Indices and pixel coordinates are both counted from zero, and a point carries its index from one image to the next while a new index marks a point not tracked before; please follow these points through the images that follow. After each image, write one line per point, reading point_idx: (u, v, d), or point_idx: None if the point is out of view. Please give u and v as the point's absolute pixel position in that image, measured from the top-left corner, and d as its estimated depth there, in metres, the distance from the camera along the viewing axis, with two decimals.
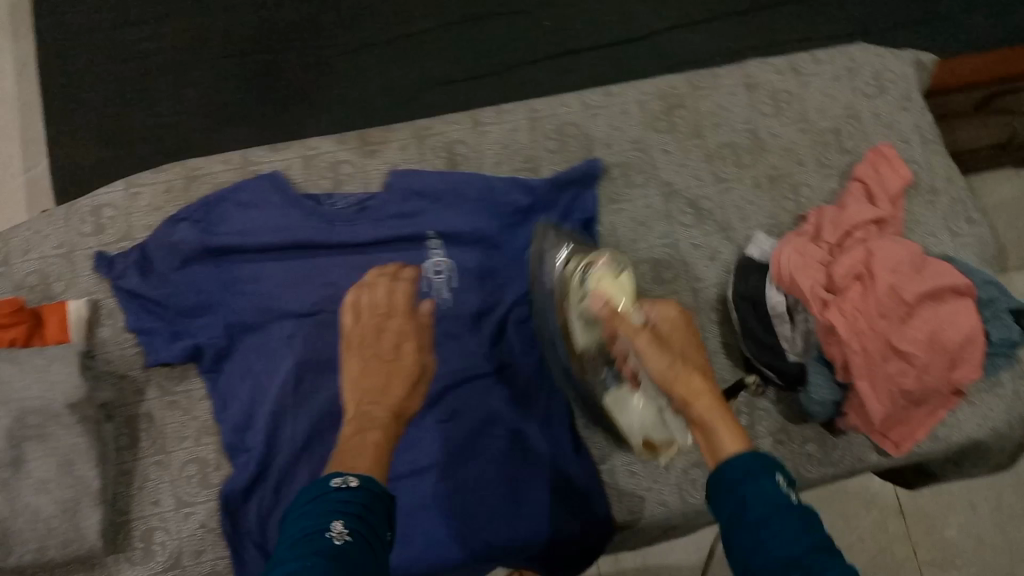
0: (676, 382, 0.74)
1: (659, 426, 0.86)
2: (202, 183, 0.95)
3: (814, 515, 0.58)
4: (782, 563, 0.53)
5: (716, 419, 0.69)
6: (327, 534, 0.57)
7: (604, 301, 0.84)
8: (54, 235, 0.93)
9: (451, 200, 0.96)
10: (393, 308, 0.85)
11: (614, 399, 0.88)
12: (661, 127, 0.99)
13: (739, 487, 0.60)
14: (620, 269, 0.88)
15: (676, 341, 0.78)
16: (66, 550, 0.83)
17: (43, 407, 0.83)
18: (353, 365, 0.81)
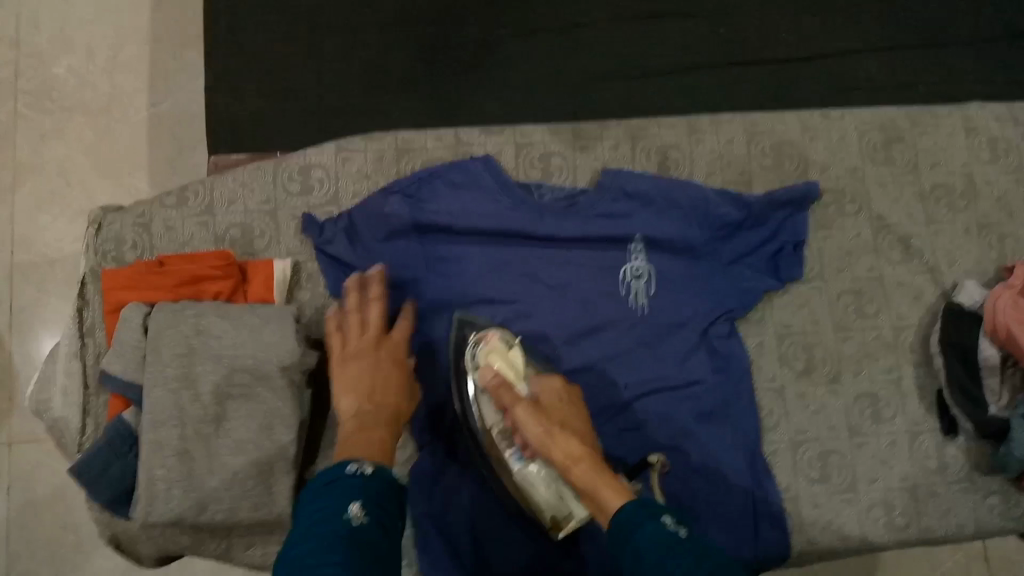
0: (552, 446, 0.71)
1: (559, 502, 0.80)
2: (414, 157, 0.94)
3: (712, 549, 0.55)
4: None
5: (596, 479, 0.66)
6: (347, 515, 0.58)
7: (493, 371, 0.82)
8: (260, 190, 0.91)
9: (662, 206, 0.93)
10: (368, 337, 0.81)
11: (518, 473, 0.81)
12: (879, 159, 0.99)
13: (635, 537, 0.58)
14: (515, 344, 0.85)
15: (556, 410, 0.77)
16: (256, 513, 0.80)
17: (257, 367, 0.81)
18: (347, 386, 0.76)
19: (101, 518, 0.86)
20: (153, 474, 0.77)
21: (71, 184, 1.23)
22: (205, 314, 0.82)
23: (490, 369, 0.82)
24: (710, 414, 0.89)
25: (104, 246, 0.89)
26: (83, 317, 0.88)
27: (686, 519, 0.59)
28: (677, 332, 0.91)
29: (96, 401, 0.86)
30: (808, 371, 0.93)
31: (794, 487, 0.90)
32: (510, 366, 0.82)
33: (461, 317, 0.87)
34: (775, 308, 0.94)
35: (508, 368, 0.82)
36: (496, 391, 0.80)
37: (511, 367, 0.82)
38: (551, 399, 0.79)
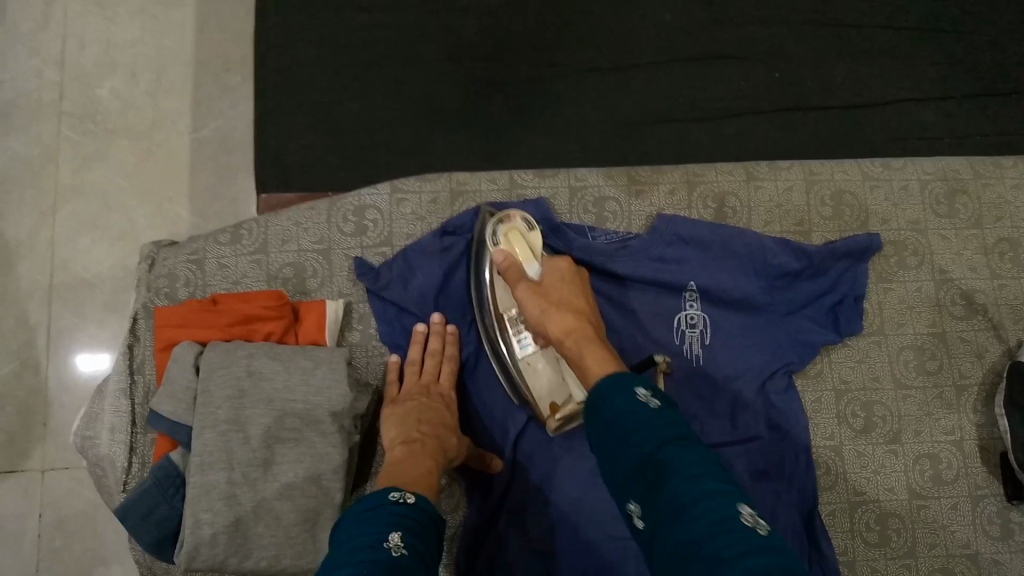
0: (549, 321, 0.77)
1: (559, 386, 0.82)
2: (468, 198, 0.94)
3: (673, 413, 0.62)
4: (641, 458, 0.58)
5: (584, 348, 0.73)
6: (385, 544, 0.55)
7: (506, 253, 0.82)
8: (314, 229, 0.91)
9: (718, 253, 0.91)
10: (425, 381, 0.84)
11: (522, 360, 0.83)
12: (942, 211, 0.97)
13: (607, 407, 0.64)
14: (533, 226, 0.85)
15: (555, 289, 0.80)
16: (300, 561, 0.78)
17: (307, 412, 0.79)
18: (397, 421, 0.79)
19: (141, 558, 0.84)
20: (199, 517, 0.75)
21: (111, 208, 1.19)
22: (257, 355, 0.81)
23: (506, 249, 0.83)
24: (763, 471, 0.86)
25: (156, 283, 0.89)
26: (134, 353, 0.88)
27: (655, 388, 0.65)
28: (734, 385, 0.88)
29: (143, 439, 0.86)
30: (867, 429, 0.90)
31: (851, 550, 0.87)
32: (526, 246, 0.82)
33: (483, 211, 0.88)
34: (833, 362, 0.92)
35: (523, 247, 0.82)
36: (506, 272, 0.81)
37: (527, 246, 0.82)
38: (555, 280, 0.81)
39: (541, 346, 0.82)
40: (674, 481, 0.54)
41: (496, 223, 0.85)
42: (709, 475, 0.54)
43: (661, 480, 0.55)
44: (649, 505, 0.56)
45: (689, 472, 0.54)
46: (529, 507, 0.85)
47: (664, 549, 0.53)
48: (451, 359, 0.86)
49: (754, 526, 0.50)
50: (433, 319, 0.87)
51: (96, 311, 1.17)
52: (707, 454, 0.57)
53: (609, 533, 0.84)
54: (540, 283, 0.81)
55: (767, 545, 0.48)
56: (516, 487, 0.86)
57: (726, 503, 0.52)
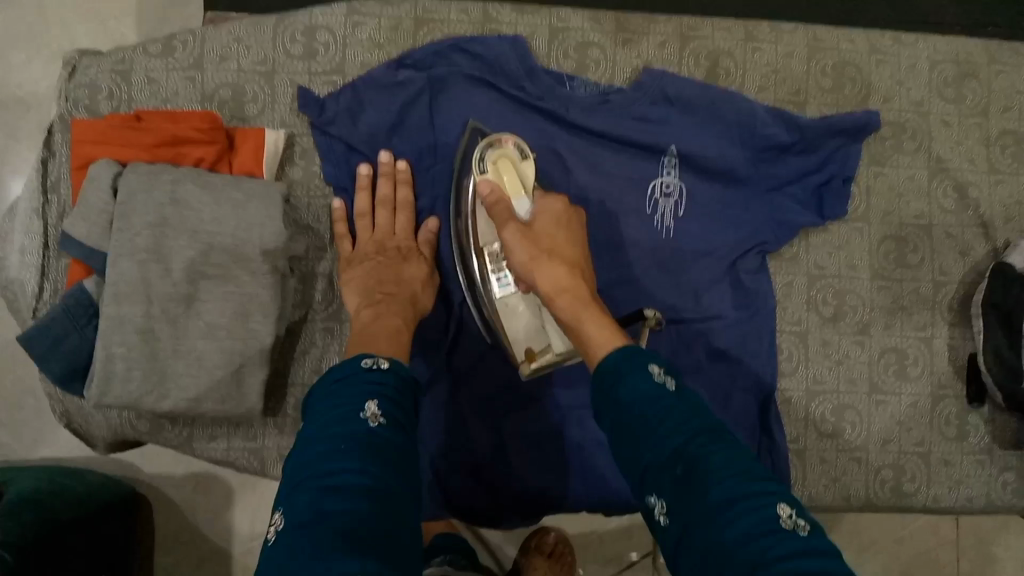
0: (539, 274, 0.67)
1: (538, 333, 0.75)
2: (434, 28, 0.83)
3: (695, 398, 0.55)
4: (666, 457, 0.51)
5: (582, 313, 0.63)
6: (361, 414, 0.53)
7: (493, 184, 0.73)
8: (257, 48, 0.81)
9: (703, 116, 0.83)
10: (376, 239, 0.78)
11: (500, 301, 0.75)
12: (948, 95, 0.89)
13: (619, 388, 0.56)
14: (527, 154, 0.76)
15: (549, 234, 0.70)
16: (223, 407, 0.72)
17: (236, 248, 0.72)
18: (356, 284, 0.75)
19: (51, 392, 0.78)
20: (112, 351, 0.68)
21: (49, 22, 1.04)
22: (183, 180, 0.72)
23: (493, 178, 0.73)
24: (723, 352, 0.82)
25: (75, 93, 0.80)
26: (48, 170, 0.79)
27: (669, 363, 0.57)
28: (703, 261, 0.83)
29: (56, 264, 0.78)
30: (837, 318, 0.86)
31: (803, 440, 0.84)
32: (516, 178, 0.73)
33: (473, 124, 0.78)
34: (811, 246, 0.86)
35: (514, 178, 0.73)
36: (491, 208, 0.72)
37: (516, 177, 0.73)
38: (548, 221, 0.71)
39: (522, 289, 0.74)
40: (707, 486, 0.48)
41: (486, 144, 0.75)
42: (751, 477, 0.48)
43: (695, 483, 0.48)
44: (675, 507, 0.49)
45: (724, 474, 0.48)
46: (474, 371, 0.80)
47: (698, 561, 0.46)
48: (403, 209, 0.79)
49: (804, 536, 0.45)
50: (380, 160, 0.79)
51: (30, 132, 1.02)
52: (742, 450, 0.51)
53: (554, 403, 0.81)
54: (530, 223, 0.71)
55: (820, 565, 0.43)
56: (465, 347, 0.81)
57: (771, 514, 0.46)
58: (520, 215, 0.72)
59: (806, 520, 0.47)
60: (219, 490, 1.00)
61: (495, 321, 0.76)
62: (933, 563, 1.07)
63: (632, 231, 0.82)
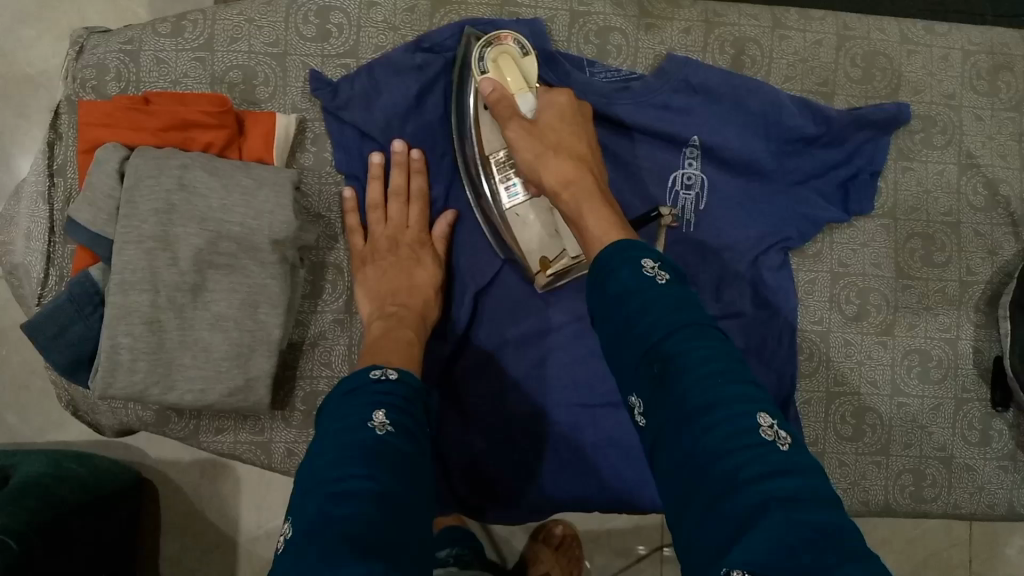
0: (545, 170, 0.68)
1: (551, 241, 0.74)
2: (451, 10, 0.81)
3: (686, 289, 0.54)
4: (649, 352, 0.50)
5: (584, 204, 0.65)
6: (369, 423, 0.52)
7: (496, 83, 0.72)
8: (269, 29, 0.79)
9: (728, 106, 0.80)
10: (390, 236, 0.77)
11: (510, 211, 0.74)
12: (981, 88, 0.86)
13: (609, 280, 0.55)
14: (528, 51, 0.75)
15: (554, 130, 0.70)
16: (230, 399, 0.70)
17: (245, 237, 0.70)
18: (369, 288, 0.75)
19: (57, 380, 0.77)
20: (117, 342, 0.67)
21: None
22: (191, 166, 0.70)
23: (496, 78, 0.73)
24: (742, 350, 0.80)
25: (82, 73, 0.78)
26: (54, 152, 0.77)
27: (663, 257, 0.56)
28: (724, 257, 0.80)
29: (62, 250, 0.76)
30: (859, 317, 0.83)
31: (821, 441, 0.82)
32: (519, 76, 0.72)
33: (468, 33, 0.77)
34: (836, 242, 0.83)
35: (516, 75, 0.73)
36: (494, 106, 0.71)
37: (519, 75, 0.73)
38: (553, 117, 0.71)
39: (531, 194, 0.73)
40: (684, 387, 0.47)
41: (485, 45, 0.74)
42: (732, 382, 0.47)
43: (673, 385, 0.48)
44: (656, 405, 0.49)
45: (703, 375, 0.47)
46: (487, 368, 0.79)
47: (675, 468, 0.47)
48: (417, 202, 0.78)
49: (780, 447, 0.44)
50: (393, 148, 0.77)
51: (41, 112, 1.00)
52: (727, 351, 0.50)
53: (568, 399, 0.79)
54: (536, 121, 0.71)
55: (798, 481, 0.42)
56: (477, 343, 0.79)
57: (748, 423, 0.45)
58: (524, 112, 0.72)
59: (786, 431, 0.46)
60: (227, 477, 0.99)
61: (507, 233, 0.75)
62: (947, 563, 1.05)
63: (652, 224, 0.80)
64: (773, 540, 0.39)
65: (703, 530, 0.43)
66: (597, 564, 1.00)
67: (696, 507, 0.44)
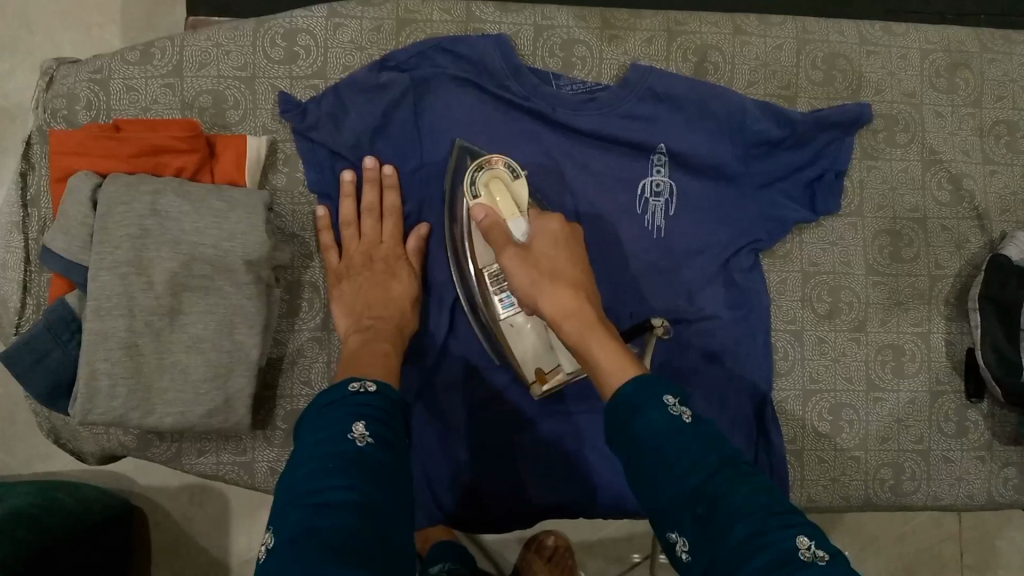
0: (543, 298, 0.65)
1: (547, 353, 0.74)
2: (416, 29, 0.82)
3: (713, 429, 0.52)
4: (687, 497, 0.49)
5: (589, 339, 0.61)
6: (349, 435, 0.53)
7: (487, 208, 0.71)
8: (237, 53, 0.80)
9: (693, 112, 0.81)
10: (364, 252, 0.77)
11: (506, 322, 0.74)
12: (941, 86, 0.88)
13: (631, 427, 0.53)
14: (518, 173, 0.74)
15: (548, 255, 0.68)
16: (210, 422, 0.71)
17: (219, 259, 0.71)
18: (346, 304, 0.76)
19: (37, 409, 0.78)
20: (94, 368, 0.67)
21: (33, 30, 1.02)
22: (163, 191, 0.71)
23: (486, 203, 0.72)
24: (718, 353, 0.80)
25: (53, 103, 0.78)
26: (28, 183, 0.78)
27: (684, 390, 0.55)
28: (695, 261, 0.81)
29: (38, 280, 0.77)
30: (832, 315, 0.84)
31: (800, 439, 0.83)
32: (510, 199, 0.71)
33: (460, 143, 0.77)
34: (805, 243, 0.85)
35: (508, 201, 0.71)
36: (486, 233, 0.70)
37: (511, 200, 0.71)
38: (545, 243, 0.69)
39: (526, 311, 0.72)
40: (731, 528, 0.46)
41: (476, 168, 0.74)
42: (776, 516, 0.46)
43: (717, 523, 0.47)
44: (700, 544, 0.48)
45: (745, 516, 0.46)
46: (465, 381, 0.79)
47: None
48: (390, 216, 0.79)
49: (831, 575, 0.43)
50: (365, 165, 0.77)
51: (16, 144, 1.00)
52: (761, 484, 0.49)
53: (548, 408, 0.80)
54: (528, 246, 0.69)
55: None
56: (455, 357, 0.79)
57: (793, 551, 0.44)
58: (516, 237, 0.69)
59: (825, 548, 0.45)
60: (215, 501, 0.99)
61: (504, 343, 0.75)
62: (935, 557, 1.06)
63: (623, 232, 0.81)
64: None
65: None
66: (590, 574, 1.01)
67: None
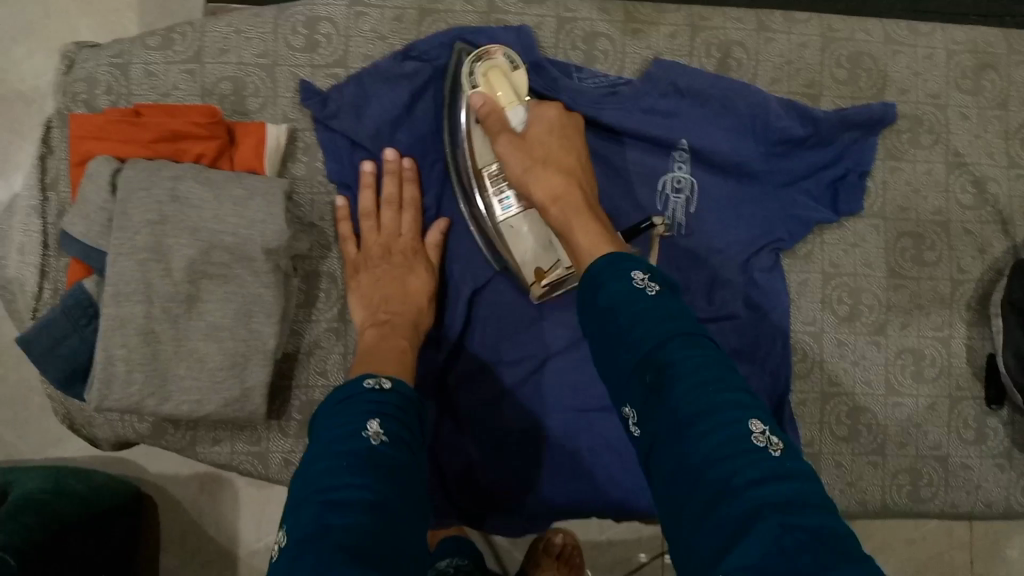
0: (533, 184, 0.70)
1: (545, 252, 0.74)
2: (438, 19, 0.81)
3: (680, 302, 0.55)
4: (640, 363, 0.51)
5: (573, 218, 0.67)
6: (363, 432, 0.52)
7: (485, 97, 0.73)
8: (258, 40, 0.79)
9: (716, 109, 0.81)
10: (382, 245, 0.77)
11: (504, 224, 0.74)
12: (966, 87, 0.87)
13: (602, 290, 0.57)
14: (518, 65, 0.75)
15: (542, 143, 0.73)
16: (225, 410, 0.70)
17: (238, 247, 0.70)
18: (362, 297, 0.75)
19: (52, 394, 0.77)
20: (111, 354, 0.67)
21: (51, 15, 1.02)
22: (184, 177, 0.70)
23: (485, 91, 0.73)
24: (735, 352, 0.80)
25: (74, 88, 0.78)
26: (48, 167, 0.78)
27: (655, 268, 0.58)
28: (716, 259, 0.81)
29: (56, 263, 0.77)
30: (852, 317, 0.84)
31: (818, 442, 0.82)
32: (510, 90, 0.73)
33: (461, 47, 0.77)
34: (826, 244, 0.84)
35: (507, 91, 0.74)
36: (484, 119, 0.72)
37: (509, 88, 0.74)
38: (542, 130, 0.74)
39: (525, 207, 0.74)
40: (674, 397, 0.48)
41: (476, 59, 0.74)
42: (726, 388, 0.48)
43: (663, 395, 0.49)
44: (648, 414, 0.50)
45: (693, 389, 0.48)
46: (480, 377, 0.79)
47: (666, 478, 0.47)
48: (409, 210, 0.78)
49: (774, 455, 0.45)
50: (387, 158, 0.77)
51: (34, 129, 1.00)
52: (717, 357, 0.51)
53: (564, 403, 0.79)
54: (524, 135, 0.73)
55: (790, 486, 0.43)
56: (471, 353, 0.79)
57: (741, 429, 0.46)
58: (515, 125, 0.74)
59: (779, 437, 0.46)
60: (226, 491, 0.99)
61: (502, 245, 0.75)
62: (949, 565, 1.05)
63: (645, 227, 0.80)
64: (767, 547, 0.39)
65: (696, 536, 0.43)
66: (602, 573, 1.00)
67: (689, 519, 0.45)
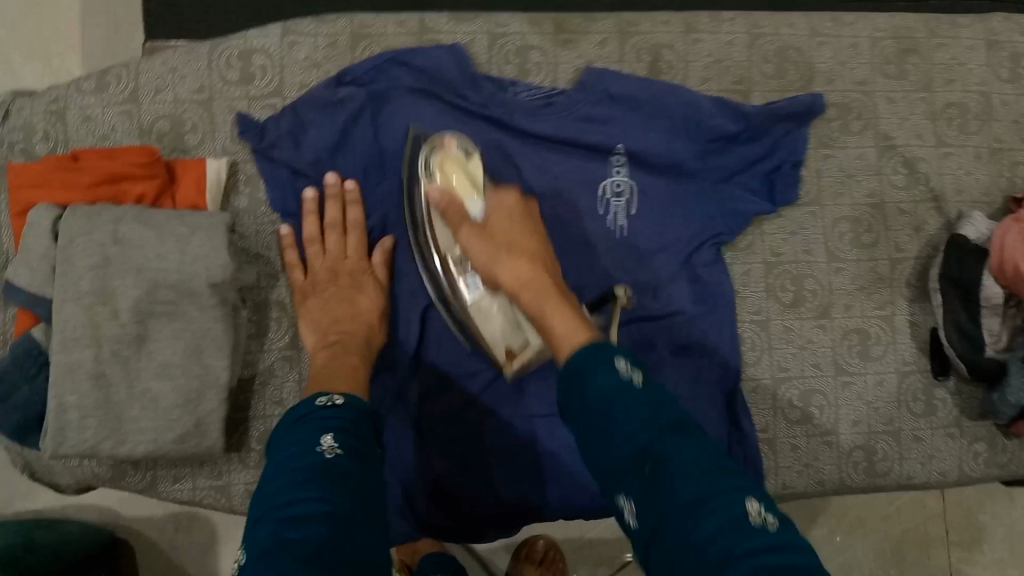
0: (500, 269, 0.65)
1: (515, 332, 0.73)
2: (371, 43, 0.82)
3: (664, 392, 0.55)
4: (632, 458, 0.50)
5: (546, 305, 0.62)
6: (317, 448, 0.54)
7: (442, 189, 0.71)
8: (193, 76, 0.80)
9: (650, 112, 0.82)
10: (330, 269, 0.78)
11: (472, 305, 0.73)
12: (891, 72, 0.90)
13: (585, 390, 0.55)
14: (472, 153, 0.75)
15: (505, 227, 0.69)
16: (182, 447, 0.71)
17: (182, 283, 0.71)
18: (312, 321, 0.76)
19: (11, 444, 0.77)
20: (64, 402, 0.67)
21: None
22: (124, 219, 0.71)
23: (442, 182, 0.72)
24: (685, 347, 0.82)
25: (10, 137, 0.78)
26: None
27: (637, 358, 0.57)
28: (659, 258, 0.83)
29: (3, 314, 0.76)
30: (797, 304, 0.86)
31: (772, 428, 0.84)
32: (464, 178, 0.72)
33: (416, 131, 0.77)
34: (765, 235, 0.86)
35: (464, 179, 0.72)
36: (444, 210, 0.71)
37: (464, 175, 0.72)
38: (502, 216, 0.70)
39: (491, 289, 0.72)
40: (673, 488, 0.47)
41: (430, 148, 0.74)
42: (723, 477, 0.48)
43: (662, 487, 0.48)
44: (643, 508, 0.49)
45: (689, 480, 0.47)
46: (436, 392, 0.80)
47: (666, 564, 0.45)
48: (353, 232, 0.79)
49: (774, 533, 0.44)
50: (327, 182, 0.78)
51: None
52: (714, 449, 0.50)
53: (521, 411, 0.81)
54: (484, 221, 0.70)
55: (794, 556, 0.42)
56: (425, 369, 0.80)
57: (740, 511, 0.45)
58: (473, 214, 0.71)
59: (775, 515, 0.46)
60: (200, 524, 1.00)
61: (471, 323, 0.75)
62: (916, 533, 1.08)
63: (588, 231, 0.82)
64: None
65: None
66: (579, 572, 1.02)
67: None
